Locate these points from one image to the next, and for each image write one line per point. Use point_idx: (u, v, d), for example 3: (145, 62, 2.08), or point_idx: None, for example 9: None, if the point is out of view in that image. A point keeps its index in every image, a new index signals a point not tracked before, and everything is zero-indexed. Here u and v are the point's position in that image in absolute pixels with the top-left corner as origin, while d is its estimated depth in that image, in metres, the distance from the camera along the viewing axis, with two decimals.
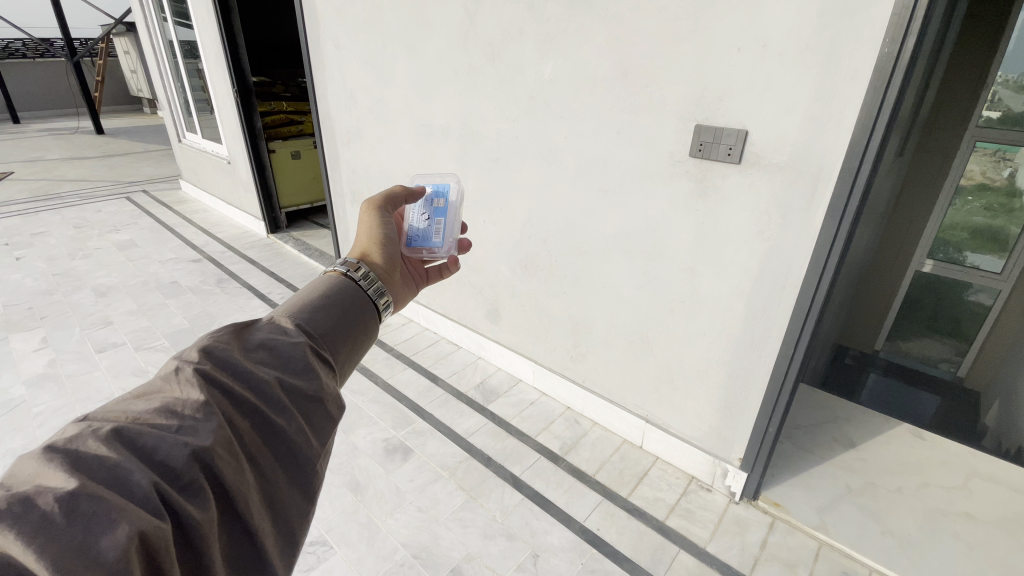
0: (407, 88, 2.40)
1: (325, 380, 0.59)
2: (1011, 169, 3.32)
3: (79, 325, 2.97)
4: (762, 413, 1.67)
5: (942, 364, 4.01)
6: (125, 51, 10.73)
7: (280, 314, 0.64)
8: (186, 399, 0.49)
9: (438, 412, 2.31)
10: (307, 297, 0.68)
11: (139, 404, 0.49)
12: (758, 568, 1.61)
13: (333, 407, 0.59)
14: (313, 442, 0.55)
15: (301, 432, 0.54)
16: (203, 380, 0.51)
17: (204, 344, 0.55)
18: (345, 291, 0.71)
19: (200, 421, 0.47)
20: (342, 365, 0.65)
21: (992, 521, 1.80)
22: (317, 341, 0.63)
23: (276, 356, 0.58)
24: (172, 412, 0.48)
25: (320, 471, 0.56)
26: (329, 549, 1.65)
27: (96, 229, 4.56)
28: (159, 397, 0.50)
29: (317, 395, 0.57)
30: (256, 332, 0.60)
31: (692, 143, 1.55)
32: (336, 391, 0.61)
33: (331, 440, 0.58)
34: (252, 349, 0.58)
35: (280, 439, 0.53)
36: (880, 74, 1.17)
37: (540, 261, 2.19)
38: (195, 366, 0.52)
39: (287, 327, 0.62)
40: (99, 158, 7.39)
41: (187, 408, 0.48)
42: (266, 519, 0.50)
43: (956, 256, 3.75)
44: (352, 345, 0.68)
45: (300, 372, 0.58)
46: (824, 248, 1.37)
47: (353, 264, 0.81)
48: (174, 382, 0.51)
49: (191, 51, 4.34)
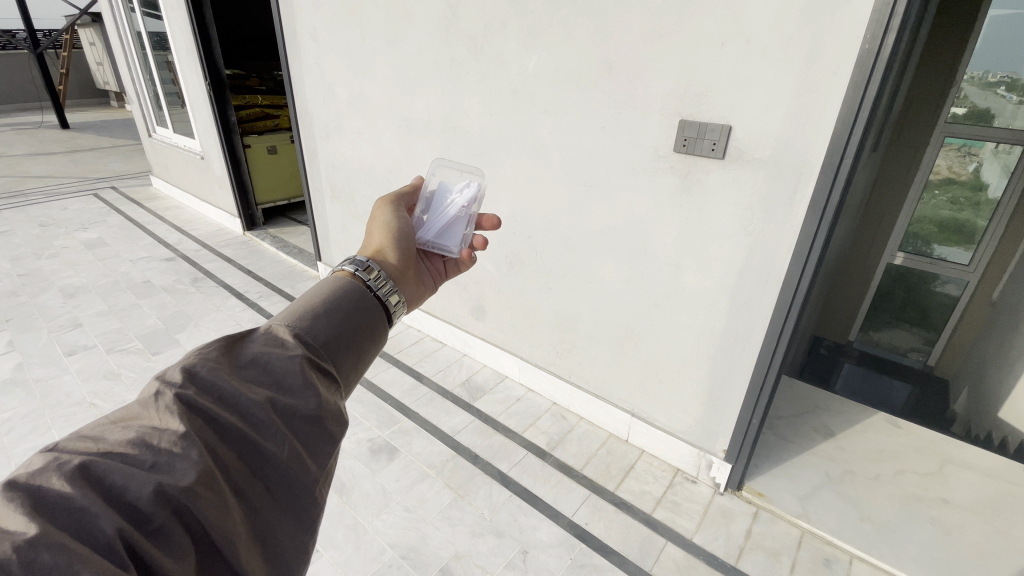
0: (388, 82, 2.36)
1: (323, 396, 0.55)
2: (976, 163, 3.47)
3: (46, 327, 2.86)
4: (746, 405, 1.69)
5: (911, 353, 4.19)
6: (91, 42, 10.35)
7: (280, 320, 0.60)
8: (164, 431, 0.46)
9: (423, 410, 2.29)
10: (310, 301, 0.64)
11: (116, 432, 0.46)
12: (743, 557, 1.63)
13: (334, 425, 0.55)
14: (309, 466, 0.52)
15: (295, 458, 0.51)
16: (183, 409, 0.48)
17: (188, 362, 0.52)
18: (352, 292, 0.67)
19: (177, 457, 0.44)
20: (347, 374, 0.62)
21: (966, 505, 1.86)
22: (318, 351, 0.59)
23: (268, 373, 0.54)
24: (148, 445, 0.45)
25: (319, 495, 0.53)
26: (314, 552, 1.62)
27: (62, 227, 4.39)
28: (137, 425, 0.47)
29: (312, 414, 0.53)
30: (250, 344, 0.57)
31: (677, 138, 1.55)
32: (338, 405, 0.58)
33: (331, 460, 0.55)
34: (243, 365, 0.54)
35: (271, 467, 0.50)
36: (861, 69, 1.18)
37: (525, 257, 2.18)
38: (176, 393, 0.49)
39: (285, 337, 0.58)
40: (64, 153, 7.11)
41: (163, 443, 0.45)
42: (256, 554, 0.47)
43: (924, 248, 3.89)
44: (359, 352, 0.64)
45: (294, 389, 0.54)
46: (806, 243, 1.39)
47: (364, 264, 0.78)
48: (153, 409, 0.48)
49: (160, 43, 4.19)
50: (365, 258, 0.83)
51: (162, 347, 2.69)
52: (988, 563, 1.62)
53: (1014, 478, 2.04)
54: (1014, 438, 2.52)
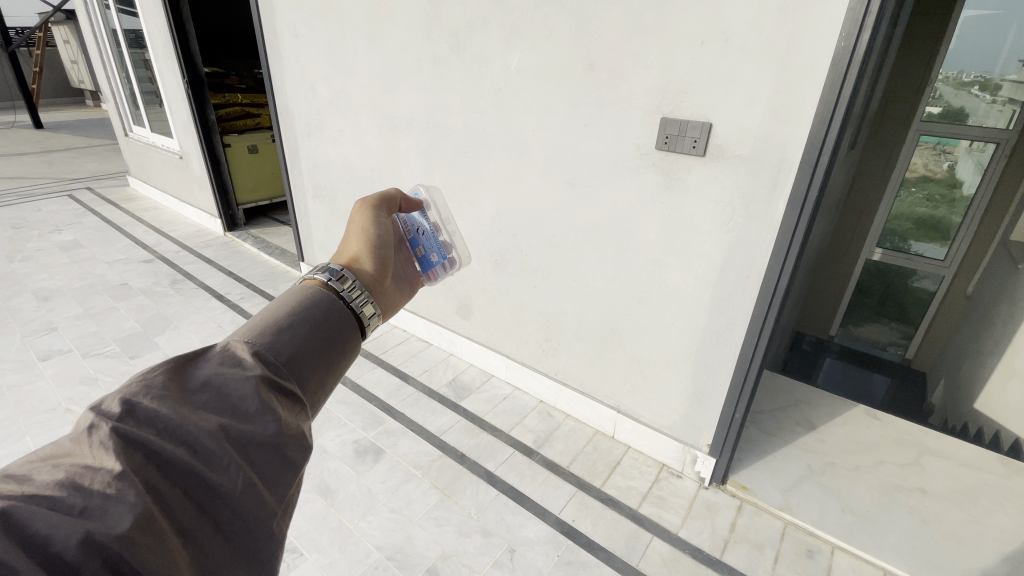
0: (370, 79, 2.33)
1: (283, 419, 0.54)
2: (951, 161, 3.60)
3: (20, 332, 2.77)
4: (729, 399, 1.71)
5: (890, 347, 4.34)
6: (65, 40, 10.15)
7: (239, 338, 0.59)
8: (97, 471, 0.44)
9: (409, 410, 2.27)
10: (274, 315, 0.63)
11: (45, 472, 0.44)
12: (728, 550, 1.65)
13: (296, 450, 0.54)
14: (265, 499, 0.50)
15: (249, 491, 0.49)
16: (121, 445, 0.46)
17: (130, 392, 0.50)
18: (321, 303, 0.66)
19: (111, 501, 0.42)
20: (313, 392, 0.60)
21: (943, 495, 1.90)
22: (279, 370, 0.58)
23: (221, 398, 0.53)
24: (78, 487, 0.42)
25: (277, 529, 0.50)
26: (299, 556, 1.60)
27: (35, 229, 4.27)
28: (67, 465, 0.45)
29: (269, 440, 0.52)
30: (203, 366, 0.55)
31: (658, 135, 1.56)
32: (301, 429, 0.56)
33: (291, 491, 0.53)
34: (194, 391, 0.53)
35: (222, 502, 0.47)
36: (837, 68, 1.20)
37: (509, 255, 2.17)
38: (113, 427, 0.47)
39: (242, 356, 0.57)
40: (38, 154, 6.92)
41: (96, 485, 0.43)
42: None
43: (901, 244, 3.99)
44: (326, 368, 0.63)
45: (249, 415, 0.52)
46: (786, 240, 1.41)
47: (338, 273, 0.77)
48: (87, 446, 0.46)
49: (136, 40, 4.10)
50: (338, 266, 0.82)
51: (140, 351, 2.63)
52: (964, 550, 1.66)
53: (990, 467, 2.09)
54: (989, 427, 2.60)
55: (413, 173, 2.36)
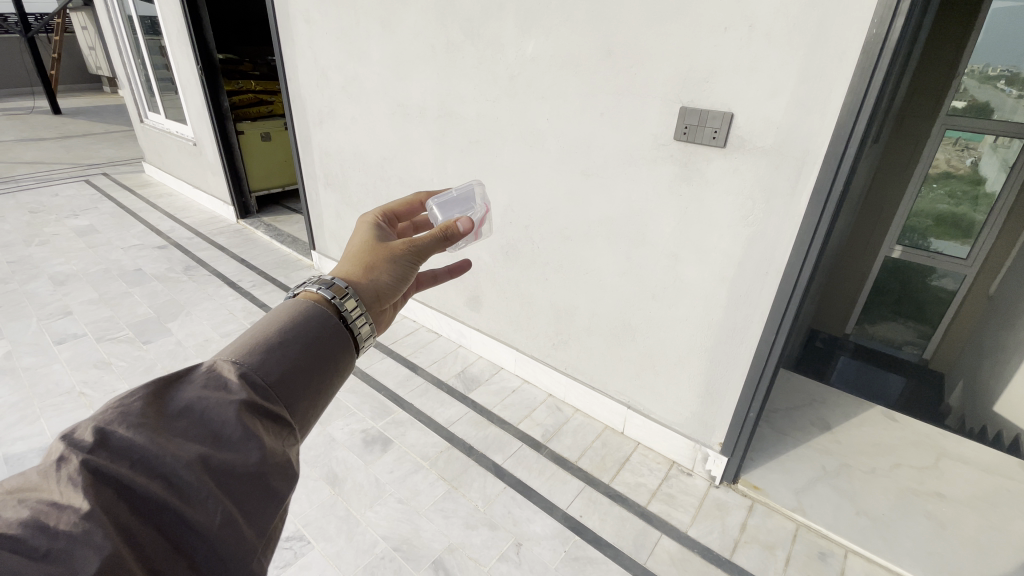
0: (382, 66, 2.30)
1: (267, 447, 0.52)
2: (974, 158, 3.45)
3: (36, 316, 2.81)
4: (744, 396, 1.67)
5: (907, 346, 4.21)
6: (83, 27, 10.23)
7: (226, 356, 0.57)
8: (64, 509, 0.42)
9: (417, 401, 2.27)
10: (265, 331, 0.60)
11: (9, 510, 0.42)
12: (738, 551, 1.62)
13: (278, 480, 0.52)
14: (245, 535, 0.48)
15: (228, 527, 0.47)
16: (90, 479, 0.44)
17: (105, 419, 0.48)
18: (315, 319, 0.64)
19: (77, 543, 0.40)
20: (303, 415, 0.59)
21: (962, 500, 1.85)
22: (266, 393, 0.55)
23: (202, 424, 0.51)
24: (43, 528, 0.41)
25: (257, 563, 0.49)
26: (306, 544, 1.61)
27: (52, 213, 4.32)
28: (34, 501, 0.43)
29: (252, 471, 0.50)
30: (186, 387, 0.54)
31: (677, 125, 1.51)
32: (287, 456, 0.55)
33: (272, 522, 0.52)
34: (174, 417, 0.51)
35: (197, 539, 0.46)
36: (867, 55, 1.15)
37: (522, 247, 2.14)
38: (83, 460, 0.45)
39: (228, 378, 0.55)
40: (56, 139, 6.99)
41: (61, 525, 0.41)
42: None
43: (921, 242, 3.88)
44: (318, 389, 0.61)
45: (232, 443, 0.51)
46: (807, 237, 1.36)
47: (340, 288, 0.74)
48: (55, 482, 0.44)
49: (151, 27, 4.10)
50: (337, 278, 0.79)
51: (152, 336, 2.65)
52: (983, 557, 1.62)
53: (1010, 472, 2.04)
54: (1009, 431, 2.52)
55: (426, 162, 2.34)
